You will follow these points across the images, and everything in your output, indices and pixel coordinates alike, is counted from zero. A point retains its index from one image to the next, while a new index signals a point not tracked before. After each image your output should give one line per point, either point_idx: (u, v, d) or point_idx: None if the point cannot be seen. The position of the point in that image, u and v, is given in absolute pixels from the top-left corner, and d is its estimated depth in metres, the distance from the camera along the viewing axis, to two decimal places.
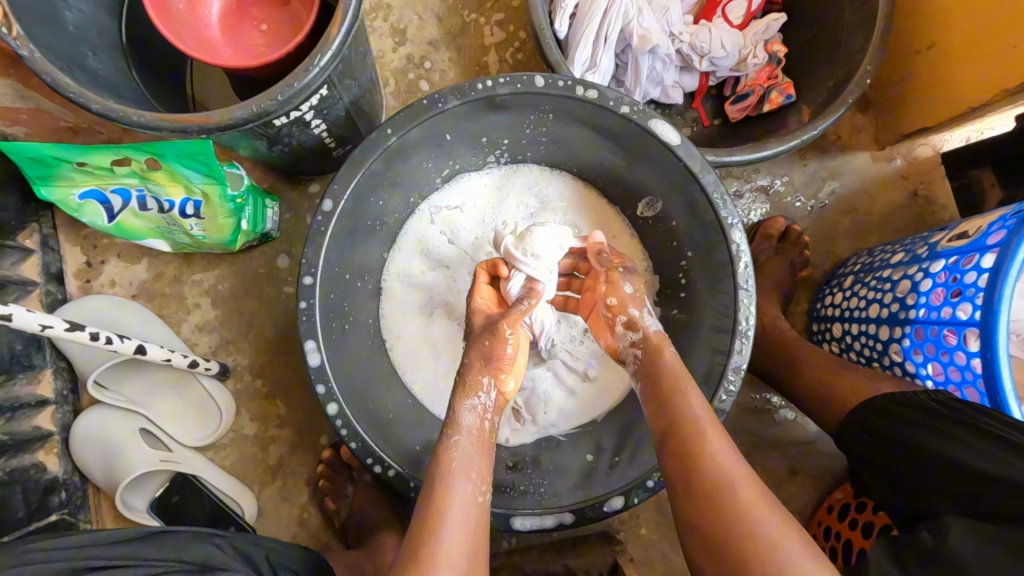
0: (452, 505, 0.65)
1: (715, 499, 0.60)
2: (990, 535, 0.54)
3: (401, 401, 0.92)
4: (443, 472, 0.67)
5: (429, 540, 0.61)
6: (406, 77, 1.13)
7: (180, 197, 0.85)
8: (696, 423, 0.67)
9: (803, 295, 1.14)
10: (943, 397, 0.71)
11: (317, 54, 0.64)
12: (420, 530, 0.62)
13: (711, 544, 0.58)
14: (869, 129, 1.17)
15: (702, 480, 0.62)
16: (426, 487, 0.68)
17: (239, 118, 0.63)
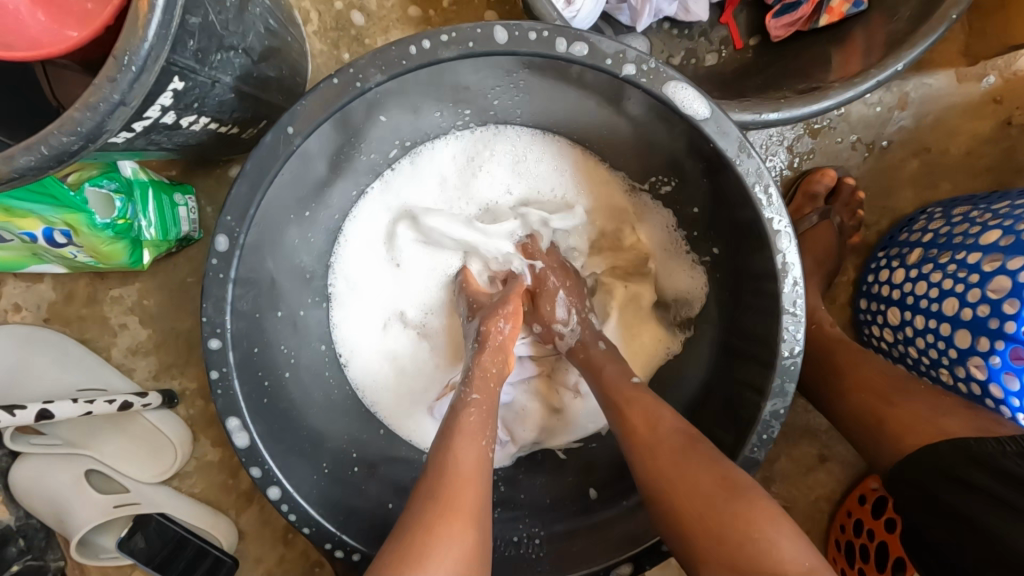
0: (458, 464, 0.55)
1: (684, 462, 0.56)
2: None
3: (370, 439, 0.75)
4: (451, 433, 0.58)
5: (430, 508, 0.52)
6: (333, 8, 0.83)
7: (40, 229, 0.64)
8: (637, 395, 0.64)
9: (852, 263, 0.93)
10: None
11: (126, 49, 0.39)
12: (424, 499, 0.53)
13: (696, 516, 0.53)
14: (957, 36, 0.87)
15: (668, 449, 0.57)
16: (432, 453, 0.58)
17: (29, 169, 0.40)
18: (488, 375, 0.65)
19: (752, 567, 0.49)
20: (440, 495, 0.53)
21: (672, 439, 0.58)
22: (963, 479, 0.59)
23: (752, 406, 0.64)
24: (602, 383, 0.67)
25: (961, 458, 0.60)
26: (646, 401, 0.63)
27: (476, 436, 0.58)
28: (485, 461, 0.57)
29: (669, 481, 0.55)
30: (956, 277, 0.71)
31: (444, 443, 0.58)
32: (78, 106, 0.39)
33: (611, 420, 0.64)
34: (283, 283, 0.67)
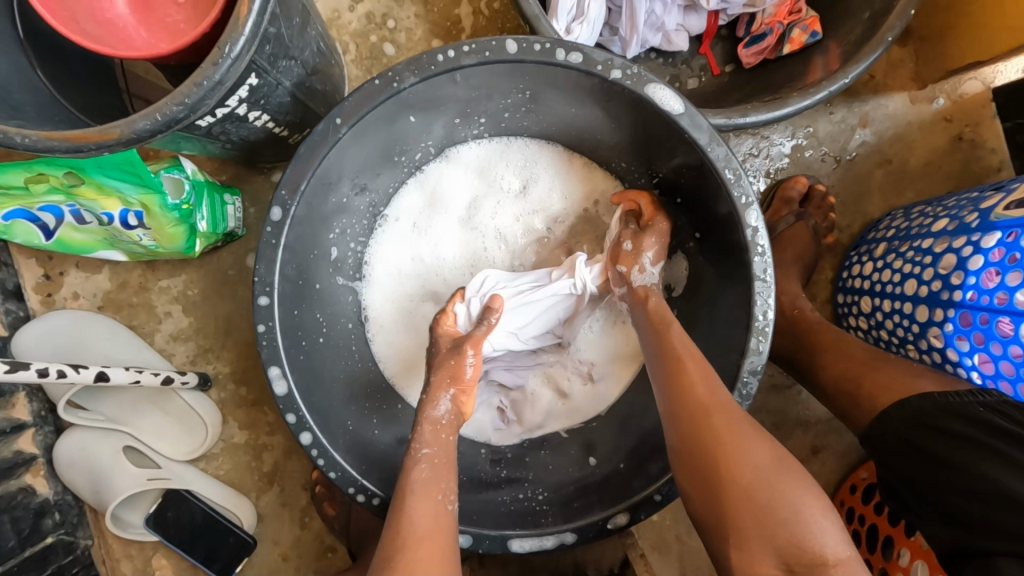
0: (409, 528, 0.59)
1: (733, 444, 0.59)
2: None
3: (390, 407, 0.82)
4: (405, 493, 0.62)
5: (387, 574, 0.55)
6: (368, 41, 0.98)
7: (117, 210, 0.75)
8: (687, 360, 0.67)
9: (829, 262, 1.03)
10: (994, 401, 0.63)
11: (226, 42, 0.52)
12: (381, 567, 0.56)
13: (741, 497, 0.56)
14: (907, 65, 1.00)
15: (716, 423, 0.61)
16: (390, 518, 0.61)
17: (143, 131, 0.52)
18: (438, 427, 0.70)
19: (782, 543, 0.54)
20: (398, 555, 0.56)
21: (729, 409, 0.62)
22: (938, 426, 0.65)
23: (734, 365, 0.72)
24: (666, 341, 0.70)
25: (930, 407, 0.66)
26: (701, 368, 0.66)
27: (431, 491, 0.63)
28: (443, 514, 0.62)
29: (721, 450, 0.59)
30: (912, 260, 0.80)
31: (399, 502, 0.62)
32: (186, 83, 0.51)
33: (668, 379, 0.66)
34: (317, 257, 0.76)
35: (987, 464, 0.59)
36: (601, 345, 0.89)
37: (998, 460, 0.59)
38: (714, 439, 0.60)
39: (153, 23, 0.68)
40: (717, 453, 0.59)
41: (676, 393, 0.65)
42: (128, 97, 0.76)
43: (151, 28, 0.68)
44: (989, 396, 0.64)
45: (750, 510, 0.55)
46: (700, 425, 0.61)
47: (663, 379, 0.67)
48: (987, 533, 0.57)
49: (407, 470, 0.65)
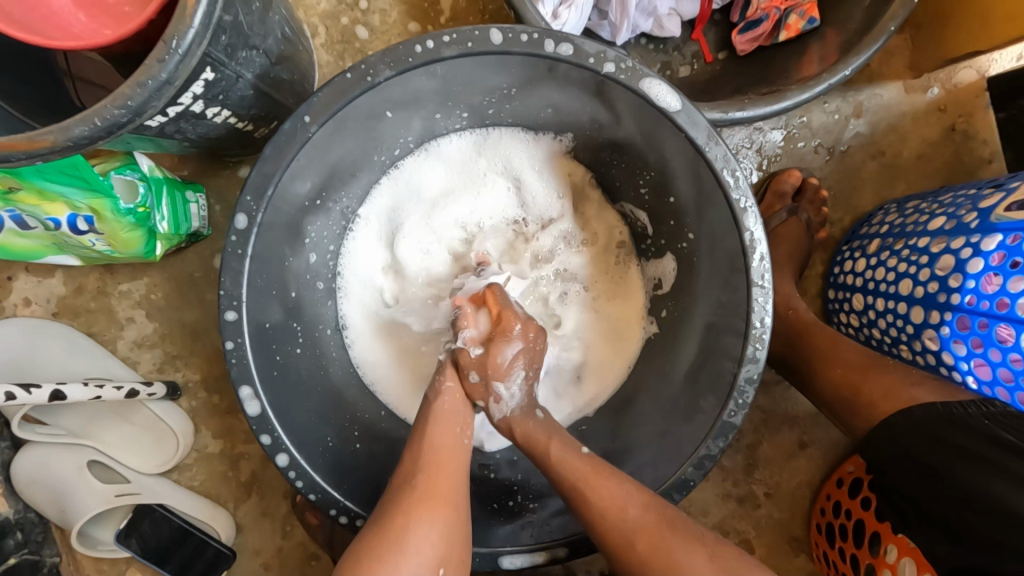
0: (430, 457, 0.62)
1: (676, 549, 0.57)
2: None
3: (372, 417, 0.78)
4: (422, 433, 0.65)
5: (406, 492, 0.59)
6: (339, 23, 0.91)
7: (64, 216, 0.69)
8: (577, 479, 0.63)
9: (820, 257, 1.01)
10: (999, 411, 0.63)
11: (175, 35, 0.46)
12: (402, 487, 0.60)
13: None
14: (903, 53, 0.97)
15: (641, 530, 0.58)
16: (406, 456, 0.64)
17: (82, 138, 0.46)
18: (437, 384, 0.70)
19: None
20: (415, 483, 0.60)
21: (655, 514, 0.60)
22: (941, 436, 0.63)
23: (729, 374, 0.69)
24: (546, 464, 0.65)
25: (935, 418, 0.65)
26: (602, 474, 0.63)
27: (449, 425, 0.66)
28: (455, 475, 0.62)
29: (669, 556, 0.57)
30: (907, 260, 0.78)
31: (420, 432, 0.65)
32: (129, 83, 0.45)
33: (572, 499, 0.62)
34: (291, 265, 0.71)
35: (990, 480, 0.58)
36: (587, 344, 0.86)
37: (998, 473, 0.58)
38: (636, 552, 0.58)
39: (93, 5, 0.61)
40: (667, 563, 0.56)
41: (590, 522, 0.61)
42: (70, 81, 0.68)
43: (93, 13, 0.61)
44: (993, 408, 0.64)
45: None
46: (629, 550, 0.58)
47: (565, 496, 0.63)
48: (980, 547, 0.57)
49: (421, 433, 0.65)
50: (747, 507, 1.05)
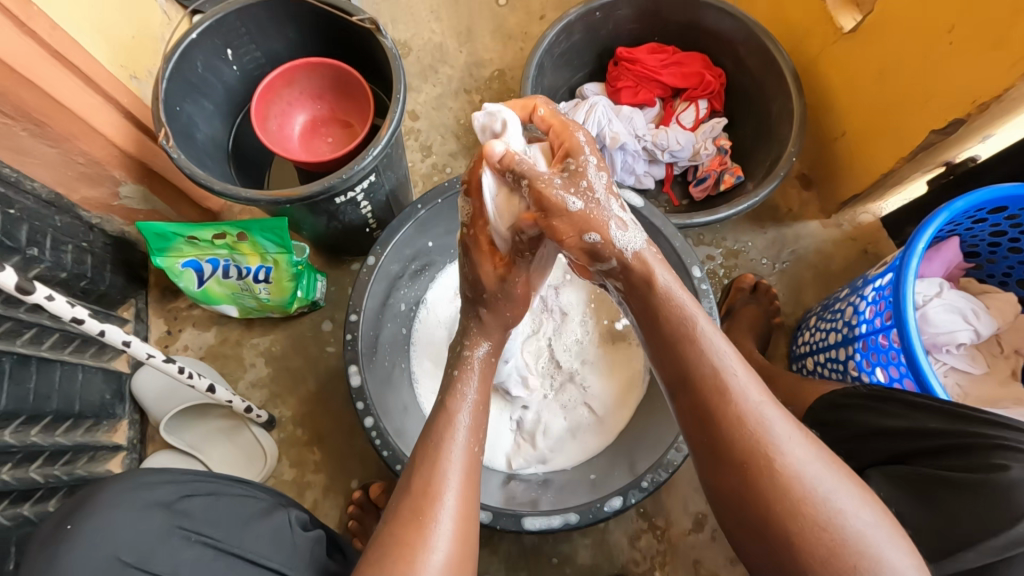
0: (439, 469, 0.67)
1: (755, 475, 0.55)
2: (919, 486, 0.62)
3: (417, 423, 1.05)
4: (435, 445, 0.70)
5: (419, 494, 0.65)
6: (432, 180, 1.42)
7: (256, 264, 1.08)
8: (704, 374, 0.59)
9: (782, 340, 1.28)
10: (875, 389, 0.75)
11: (371, 147, 0.90)
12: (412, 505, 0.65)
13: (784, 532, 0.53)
14: (815, 201, 1.38)
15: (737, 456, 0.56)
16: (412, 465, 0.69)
17: (316, 192, 0.89)
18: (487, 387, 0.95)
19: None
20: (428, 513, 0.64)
21: (760, 451, 0.55)
22: (840, 403, 0.79)
23: None
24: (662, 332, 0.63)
25: (838, 397, 0.80)
26: (720, 387, 0.58)
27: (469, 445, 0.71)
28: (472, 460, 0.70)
29: (750, 487, 0.55)
30: (832, 319, 1.07)
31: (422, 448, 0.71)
32: (346, 168, 0.89)
33: (687, 400, 0.60)
34: (391, 304, 1.09)
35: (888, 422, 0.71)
36: (603, 394, 1.15)
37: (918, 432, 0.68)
38: (752, 485, 0.55)
39: (309, 149, 1.09)
40: (746, 495, 0.55)
41: (703, 426, 0.58)
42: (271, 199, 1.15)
43: (309, 153, 1.09)
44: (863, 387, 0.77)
45: (781, 551, 0.53)
46: (727, 462, 0.57)
47: (658, 343, 0.64)
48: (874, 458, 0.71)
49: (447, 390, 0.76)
50: None
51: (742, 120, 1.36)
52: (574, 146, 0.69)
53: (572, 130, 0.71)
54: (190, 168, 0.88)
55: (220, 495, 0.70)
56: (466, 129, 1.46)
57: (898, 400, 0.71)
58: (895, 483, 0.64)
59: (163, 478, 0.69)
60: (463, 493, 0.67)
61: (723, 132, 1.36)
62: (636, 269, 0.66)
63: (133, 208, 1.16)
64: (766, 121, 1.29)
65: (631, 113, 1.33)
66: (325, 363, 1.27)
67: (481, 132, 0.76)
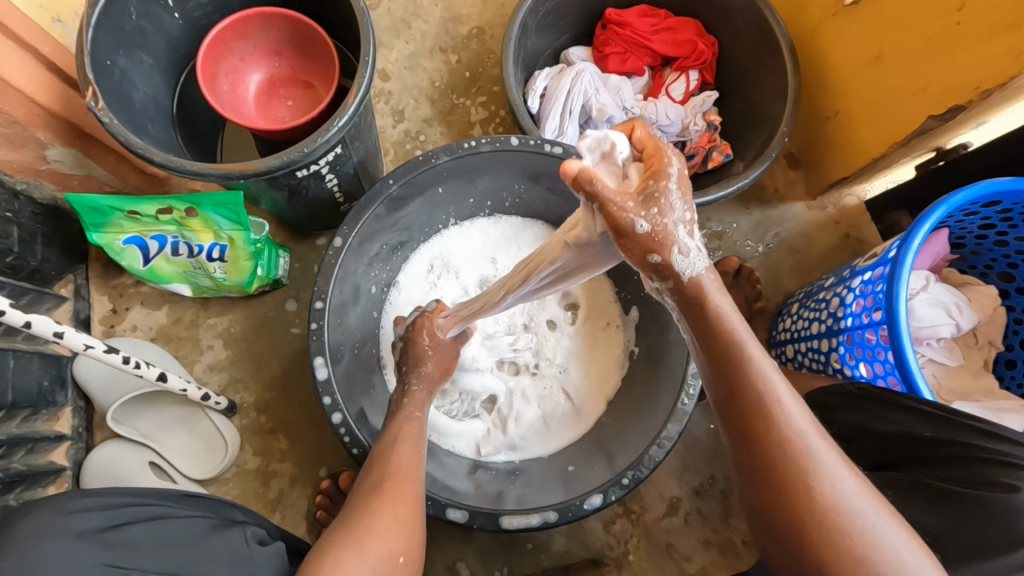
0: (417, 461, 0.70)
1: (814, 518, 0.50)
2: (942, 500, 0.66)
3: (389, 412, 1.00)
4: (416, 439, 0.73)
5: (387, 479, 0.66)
6: (404, 148, 1.32)
7: (209, 242, 0.98)
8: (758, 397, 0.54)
9: (762, 325, 1.27)
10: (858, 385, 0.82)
11: (336, 117, 0.80)
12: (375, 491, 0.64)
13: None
14: (802, 182, 1.35)
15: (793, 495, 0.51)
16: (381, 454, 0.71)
17: (273, 166, 0.79)
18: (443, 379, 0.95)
19: None
20: (388, 490, 0.64)
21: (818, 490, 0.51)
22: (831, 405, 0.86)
23: (682, 375, 0.92)
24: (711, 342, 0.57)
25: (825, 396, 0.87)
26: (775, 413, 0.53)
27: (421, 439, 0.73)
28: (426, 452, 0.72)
29: (806, 529, 0.50)
30: (816, 308, 1.05)
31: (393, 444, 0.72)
32: (308, 140, 0.79)
33: (736, 427, 0.55)
34: (361, 289, 1.01)
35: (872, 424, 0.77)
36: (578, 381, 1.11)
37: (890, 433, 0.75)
38: (811, 529, 0.50)
39: (267, 115, 0.98)
40: (801, 537, 0.51)
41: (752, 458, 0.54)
42: None
43: (266, 119, 0.98)
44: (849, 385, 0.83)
45: None
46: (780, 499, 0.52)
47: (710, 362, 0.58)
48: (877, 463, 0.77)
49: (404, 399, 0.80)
50: (727, 554, 1.15)
51: (734, 94, 1.29)
52: (659, 169, 0.55)
53: (668, 154, 0.55)
54: (125, 135, 0.76)
55: (164, 519, 0.64)
56: (441, 92, 1.35)
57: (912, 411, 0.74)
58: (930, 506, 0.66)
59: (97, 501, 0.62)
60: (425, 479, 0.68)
61: (713, 106, 1.30)
62: (689, 294, 0.58)
63: (64, 173, 1.03)
64: (759, 97, 1.23)
65: (619, 83, 1.24)
66: (290, 345, 1.19)
67: (582, 156, 0.60)
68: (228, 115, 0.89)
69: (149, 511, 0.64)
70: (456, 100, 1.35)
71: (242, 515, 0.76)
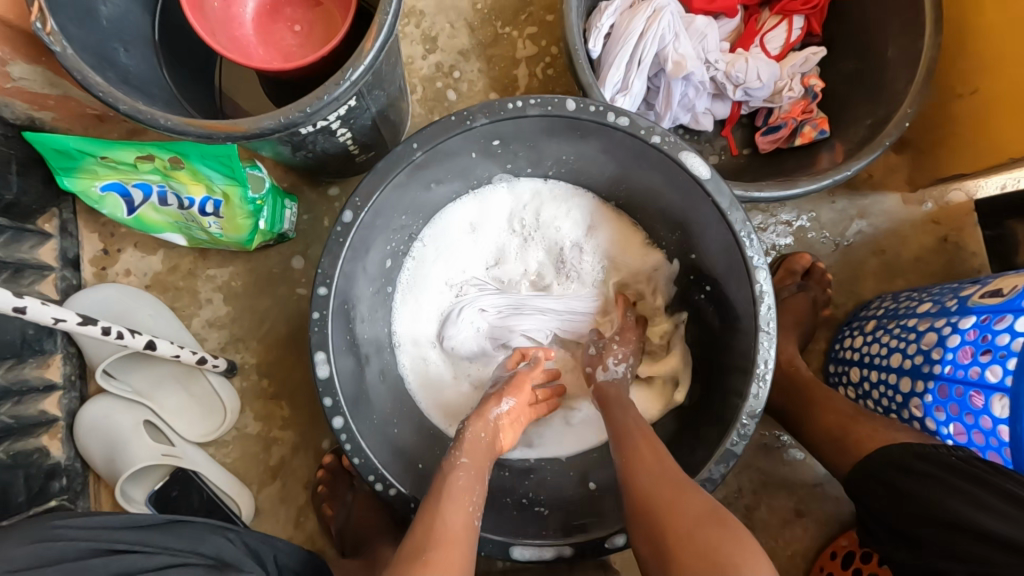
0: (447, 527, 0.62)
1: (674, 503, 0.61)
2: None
3: (398, 402, 0.90)
4: (446, 495, 0.65)
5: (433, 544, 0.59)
6: (434, 85, 1.12)
7: (200, 196, 0.84)
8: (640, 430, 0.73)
9: (823, 334, 1.11)
10: (965, 453, 0.70)
11: (349, 68, 0.62)
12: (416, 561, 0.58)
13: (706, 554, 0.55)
14: (903, 169, 1.13)
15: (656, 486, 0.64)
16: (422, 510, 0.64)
17: (267, 128, 0.62)
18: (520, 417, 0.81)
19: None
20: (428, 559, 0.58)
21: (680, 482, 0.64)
22: (909, 467, 0.71)
23: (735, 408, 0.79)
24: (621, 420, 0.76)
25: (904, 453, 0.73)
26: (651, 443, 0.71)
27: (464, 498, 0.66)
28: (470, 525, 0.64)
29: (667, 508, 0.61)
30: (899, 337, 0.88)
31: (433, 505, 0.64)
32: (311, 96, 0.62)
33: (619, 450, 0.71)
34: (375, 264, 0.87)
35: (950, 499, 0.65)
36: None
37: (985, 510, 0.62)
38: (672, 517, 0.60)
39: (271, 45, 0.79)
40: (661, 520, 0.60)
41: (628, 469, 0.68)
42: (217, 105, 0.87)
43: (269, 50, 0.79)
44: (958, 450, 0.70)
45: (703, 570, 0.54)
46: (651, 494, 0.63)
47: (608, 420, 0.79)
48: (953, 558, 0.63)
49: (447, 475, 0.68)
50: None
51: (845, 51, 1.04)
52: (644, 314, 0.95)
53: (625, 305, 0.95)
54: (81, 72, 0.60)
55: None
56: (483, 19, 1.12)
57: (1014, 497, 0.62)
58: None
59: (31, 549, 0.58)
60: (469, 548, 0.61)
61: (816, 66, 1.05)
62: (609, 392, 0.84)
63: (36, 92, 0.88)
64: (877, 61, 0.98)
65: (704, 28, 1.00)
66: (295, 306, 1.08)
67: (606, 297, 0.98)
68: (221, 49, 0.70)
69: (99, 559, 0.60)
70: (500, 29, 1.12)
71: (234, 549, 0.68)
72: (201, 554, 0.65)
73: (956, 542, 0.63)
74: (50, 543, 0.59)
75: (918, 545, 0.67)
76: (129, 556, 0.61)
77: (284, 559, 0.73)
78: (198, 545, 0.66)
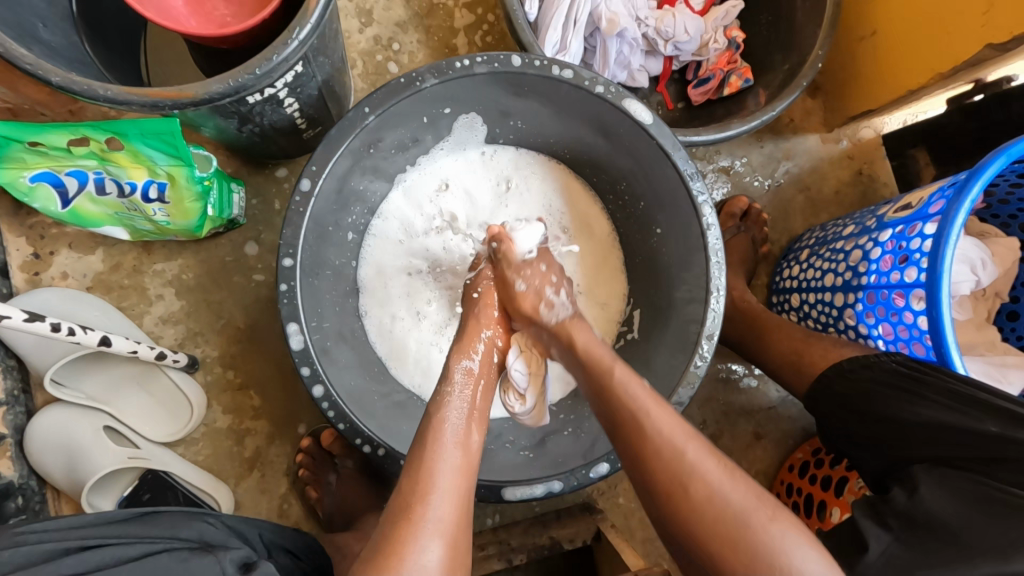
0: (441, 458, 0.64)
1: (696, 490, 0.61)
2: (965, 482, 0.63)
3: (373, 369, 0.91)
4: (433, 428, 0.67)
5: (428, 472, 0.63)
6: (375, 59, 1.11)
7: (142, 180, 0.81)
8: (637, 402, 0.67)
9: (764, 270, 1.21)
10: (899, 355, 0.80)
11: (295, 27, 0.62)
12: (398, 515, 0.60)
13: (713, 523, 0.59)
14: (819, 112, 1.23)
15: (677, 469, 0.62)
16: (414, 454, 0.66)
17: (215, 93, 0.61)
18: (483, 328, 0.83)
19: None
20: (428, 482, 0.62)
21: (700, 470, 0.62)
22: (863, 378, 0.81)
23: (694, 335, 0.85)
24: (611, 384, 0.69)
25: (857, 366, 0.83)
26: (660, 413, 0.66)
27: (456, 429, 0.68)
28: (467, 450, 0.66)
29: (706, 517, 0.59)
30: (830, 258, 0.97)
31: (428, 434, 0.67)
32: (258, 58, 0.61)
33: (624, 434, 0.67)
34: (336, 231, 0.87)
35: (891, 397, 0.77)
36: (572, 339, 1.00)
37: (913, 398, 0.74)
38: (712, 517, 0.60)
39: (203, 14, 0.76)
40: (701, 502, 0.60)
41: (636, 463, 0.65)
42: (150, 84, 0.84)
43: (201, 20, 0.76)
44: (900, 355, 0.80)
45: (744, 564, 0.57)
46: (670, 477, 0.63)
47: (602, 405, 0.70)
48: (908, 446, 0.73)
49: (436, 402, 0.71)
50: None
51: (760, 3, 1.12)
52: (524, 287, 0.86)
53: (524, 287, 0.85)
54: (2, 44, 0.57)
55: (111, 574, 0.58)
56: None
57: (949, 391, 0.72)
58: (950, 483, 0.63)
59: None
60: (464, 466, 0.65)
61: (736, 18, 1.12)
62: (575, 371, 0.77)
63: None
64: (790, 10, 1.06)
65: None
66: (252, 294, 1.05)
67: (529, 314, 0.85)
68: (151, 16, 0.67)
69: (67, 559, 0.59)
70: None
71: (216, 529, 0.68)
72: (181, 539, 0.65)
73: (906, 435, 0.73)
74: (16, 548, 0.59)
75: (879, 444, 0.77)
76: (101, 552, 0.60)
77: (270, 535, 0.75)
78: (178, 531, 0.66)
